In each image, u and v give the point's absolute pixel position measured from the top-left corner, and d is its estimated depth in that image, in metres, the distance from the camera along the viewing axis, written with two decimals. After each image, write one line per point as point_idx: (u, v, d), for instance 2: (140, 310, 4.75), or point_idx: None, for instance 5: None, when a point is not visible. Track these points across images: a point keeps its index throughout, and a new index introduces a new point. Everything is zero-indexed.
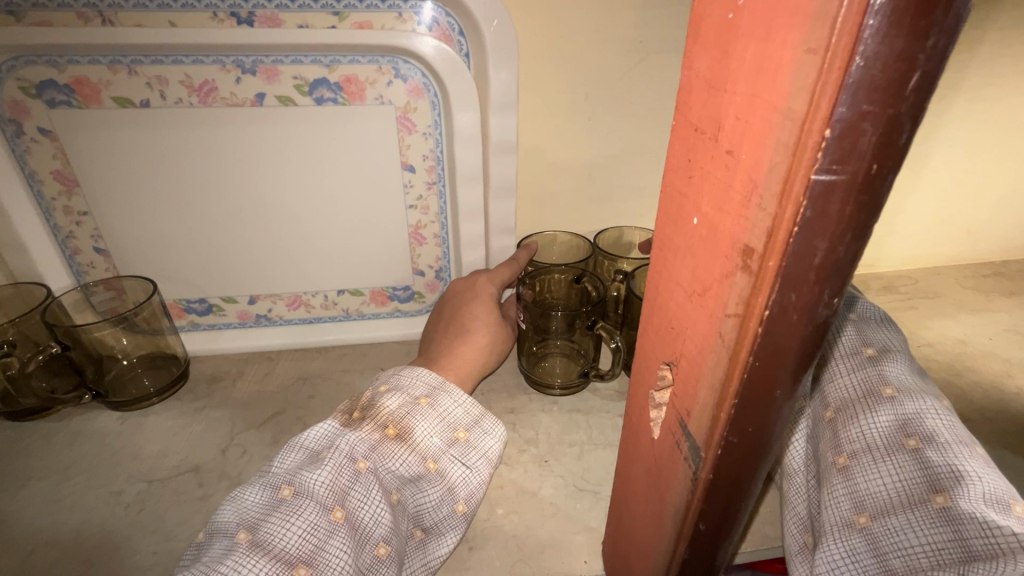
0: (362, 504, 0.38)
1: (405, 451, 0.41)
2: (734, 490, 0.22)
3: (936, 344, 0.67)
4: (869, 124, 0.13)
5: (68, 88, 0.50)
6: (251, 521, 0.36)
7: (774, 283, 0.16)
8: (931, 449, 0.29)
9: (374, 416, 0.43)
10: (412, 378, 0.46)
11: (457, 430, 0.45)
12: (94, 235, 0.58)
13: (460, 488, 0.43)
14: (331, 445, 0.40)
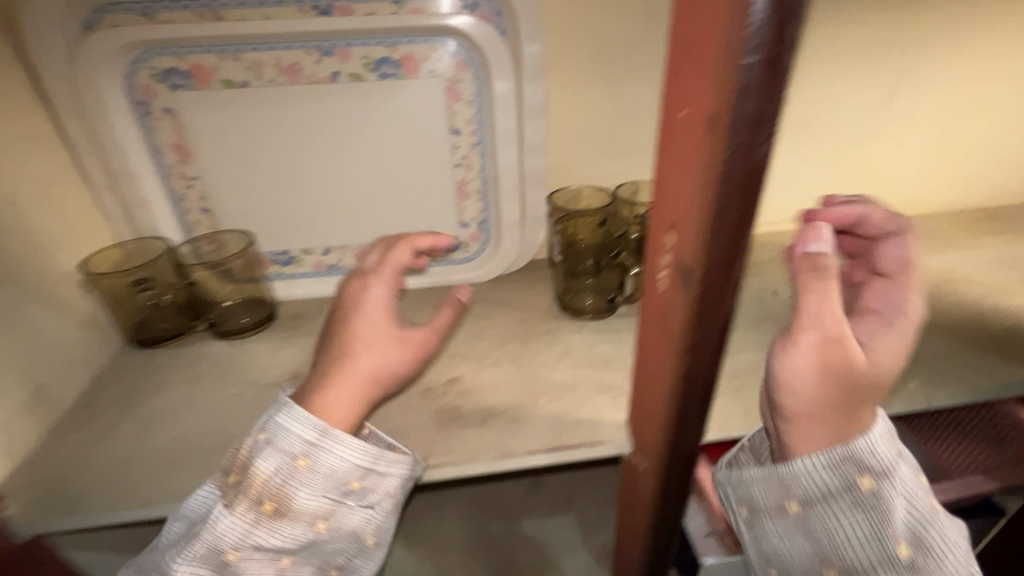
0: (250, 553, 0.46)
1: (286, 524, 0.47)
2: (716, 299, 0.33)
3: (926, 274, 0.75)
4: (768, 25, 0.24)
5: (186, 74, 0.62)
6: (155, 561, 0.48)
7: (727, 132, 0.27)
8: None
9: (249, 485, 0.46)
10: (285, 436, 0.47)
11: (349, 482, 0.48)
12: (201, 197, 0.70)
13: (357, 531, 0.50)
14: (196, 525, 0.46)
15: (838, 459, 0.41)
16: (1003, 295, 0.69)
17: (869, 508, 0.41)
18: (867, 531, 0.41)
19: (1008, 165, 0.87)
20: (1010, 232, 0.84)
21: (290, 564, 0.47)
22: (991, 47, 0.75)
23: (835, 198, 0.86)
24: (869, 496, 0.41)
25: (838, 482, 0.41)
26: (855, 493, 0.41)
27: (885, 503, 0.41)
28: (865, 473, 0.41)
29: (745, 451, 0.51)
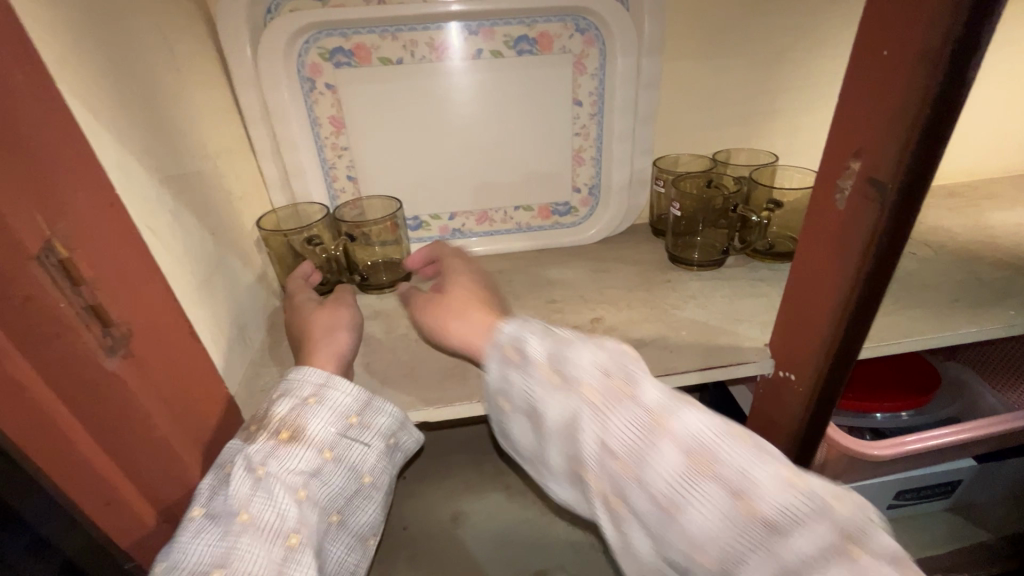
0: (280, 470, 0.47)
1: (300, 449, 0.49)
2: (905, 206, 0.41)
3: (1000, 227, 0.82)
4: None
5: (350, 53, 0.70)
6: (203, 498, 0.45)
7: (945, 61, 0.35)
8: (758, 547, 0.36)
9: (265, 423, 0.49)
10: (299, 380, 0.53)
11: (349, 416, 0.53)
12: (349, 166, 0.78)
13: (360, 464, 0.52)
14: (230, 460, 0.47)
15: (601, 374, 0.42)
16: None
17: (648, 434, 0.39)
18: (558, 424, 0.43)
19: None
20: None
21: (307, 495, 0.47)
22: None
23: None
24: (582, 407, 0.41)
25: (593, 388, 0.41)
26: (602, 412, 0.41)
27: (598, 424, 0.41)
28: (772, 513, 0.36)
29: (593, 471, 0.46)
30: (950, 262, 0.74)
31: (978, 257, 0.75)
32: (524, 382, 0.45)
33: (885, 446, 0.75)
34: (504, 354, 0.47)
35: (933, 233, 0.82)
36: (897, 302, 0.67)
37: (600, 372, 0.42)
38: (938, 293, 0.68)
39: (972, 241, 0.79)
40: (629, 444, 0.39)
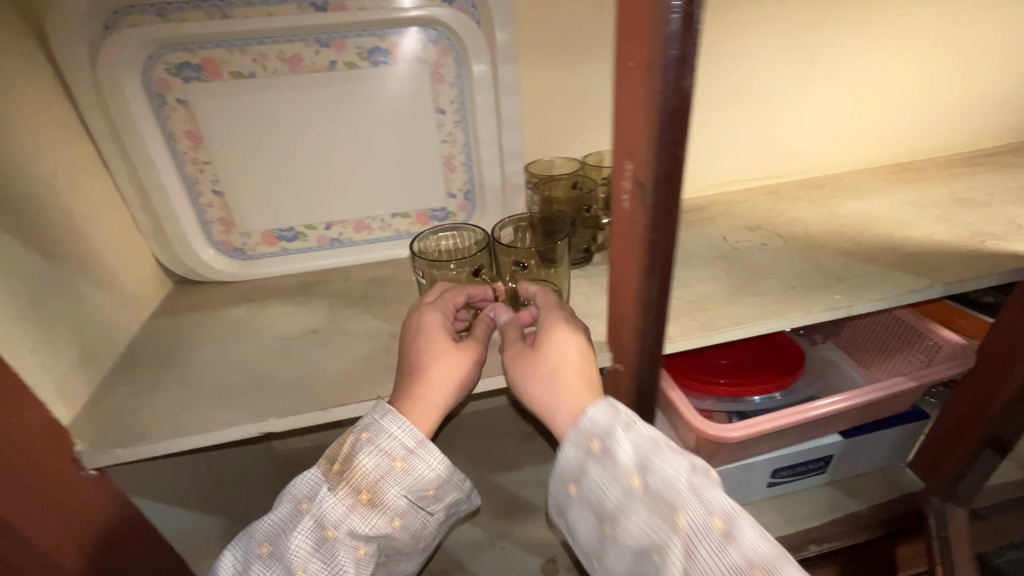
0: (348, 533, 0.54)
1: (373, 514, 0.55)
2: (666, 209, 0.43)
3: (849, 216, 0.88)
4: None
5: (198, 67, 0.70)
6: (270, 535, 0.55)
7: (664, 72, 0.37)
8: (326, 544, 0.53)
9: (351, 474, 0.55)
10: (389, 439, 0.55)
11: (427, 488, 0.58)
12: (213, 180, 0.77)
13: (418, 528, 0.60)
14: (308, 506, 0.54)
15: (660, 507, 0.51)
16: (910, 227, 0.83)
17: (726, 559, 0.48)
18: (635, 542, 0.52)
19: (913, 123, 1.02)
20: (918, 179, 0.99)
21: (366, 553, 0.55)
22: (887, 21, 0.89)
23: (774, 160, 0.99)
24: (671, 541, 0.50)
25: (659, 528, 0.50)
26: (677, 543, 0.49)
27: (689, 559, 0.49)
28: (361, 492, 0.55)
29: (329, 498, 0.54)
30: (796, 250, 0.79)
31: (823, 246, 0.80)
32: (607, 480, 0.53)
33: (743, 426, 0.78)
34: (581, 442, 0.54)
35: (789, 223, 0.87)
36: (740, 292, 0.71)
37: (660, 505, 0.51)
38: (778, 281, 0.73)
39: (821, 230, 0.84)
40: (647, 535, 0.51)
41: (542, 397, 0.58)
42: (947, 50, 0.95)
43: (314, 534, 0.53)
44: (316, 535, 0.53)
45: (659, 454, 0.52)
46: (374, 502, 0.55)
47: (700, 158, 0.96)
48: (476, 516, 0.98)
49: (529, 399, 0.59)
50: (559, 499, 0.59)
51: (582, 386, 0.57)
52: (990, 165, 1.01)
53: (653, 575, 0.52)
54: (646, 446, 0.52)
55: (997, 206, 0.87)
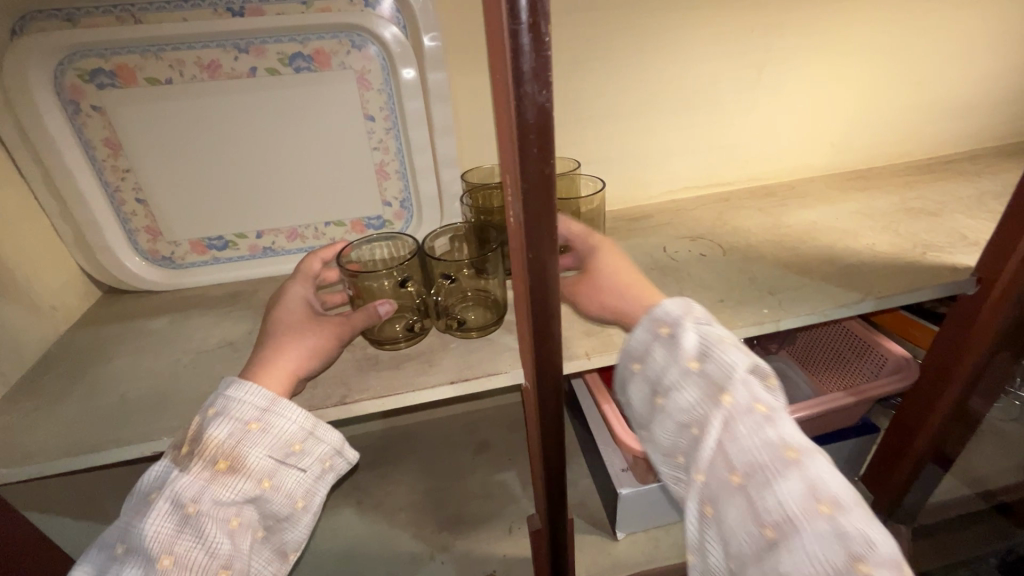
0: (214, 503, 0.48)
1: (237, 480, 0.49)
2: (541, 227, 0.41)
3: (794, 225, 0.86)
4: (527, 9, 0.32)
5: (112, 74, 0.68)
6: (121, 533, 0.47)
7: (517, 88, 0.35)
8: (178, 541, 0.46)
9: (203, 449, 0.49)
10: (241, 401, 0.51)
11: (292, 443, 0.52)
12: (135, 188, 0.75)
13: (296, 490, 0.53)
14: (157, 492, 0.47)
15: (710, 388, 0.48)
16: (853, 237, 0.81)
17: (763, 435, 0.44)
18: (682, 415, 0.49)
19: (869, 129, 0.99)
20: (872, 186, 0.97)
21: (242, 523, 0.49)
22: (837, 26, 0.87)
23: (724, 167, 0.97)
24: (712, 414, 0.46)
25: (703, 401, 0.48)
26: (717, 414, 0.46)
27: (727, 430, 0.46)
28: (198, 497, 0.47)
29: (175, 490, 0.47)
30: (733, 262, 0.77)
31: (763, 256, 0.78)
32: (667, 361, 0.51)
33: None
34: (651, 327, 0.53)
35: (732, 233, 0.85)
36: None
37: (711, 386, 0.48)
38: (709, 294, 0.71)
39: (763, 239, 0.82)
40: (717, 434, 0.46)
41: (612, 299, 0.59)
42: (902, 55, 0.92)
43: (170, 523, 0.46)
44: (175, 526, 0.46)
45: (724, 346, 0.49)
46: (225, 479, 0.49)
47: (648, 165, 0.94)
48: (418, 529, 0.97)
49: (598, 304, 0.61)
50: (622, 376, 0.56)
51: (627, 284, 0.59)
52: (947, 173, 0.99)
53: (685, 452, 0.49)
54: (711, 339, 0.50)
55: (947, 216, 0.84)
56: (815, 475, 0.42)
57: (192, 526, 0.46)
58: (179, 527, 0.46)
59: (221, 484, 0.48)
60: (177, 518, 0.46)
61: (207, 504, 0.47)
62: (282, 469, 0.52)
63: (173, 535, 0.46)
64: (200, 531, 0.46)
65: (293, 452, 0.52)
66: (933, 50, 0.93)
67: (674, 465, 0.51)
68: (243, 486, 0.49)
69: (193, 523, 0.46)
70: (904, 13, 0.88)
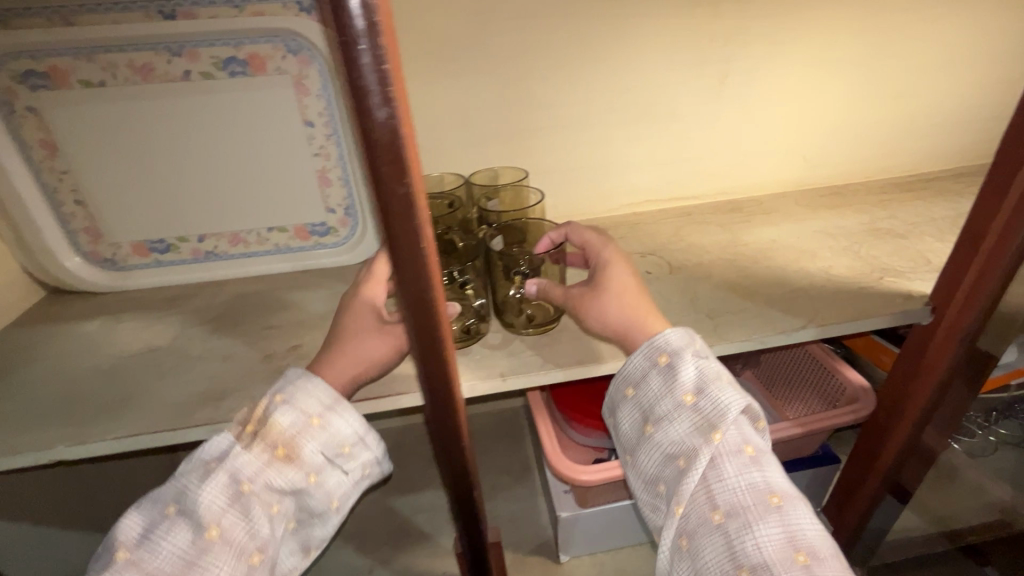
0: (264, 487, 0.51)
1: (288, 470, 0.51)
2: (405, 246, 0.39)
3: (751, 243, 0.82)
4: (363, 27, 0.30)
5: (45, 75, 0.68)
6: (177, 492, 0.51)
7: (356, 102, 0.33)
8: (229, 514, 0.49)
9: (265, 433, 0.52)
10: (306, 396, 0.53)
11: (343, 446, 0.54)
12: (74, 190, 0.75)
13: (334, 490, 0.54)
14: (218, 463, 0.50)
15: (703, 424, 0.48)
16: (810, 258, 0.77)
17: (748, 478, 0.45)
18: (670, 448, 0.49)
19: (844, 144, 0.95)
20: (844, 205, 0.92)
21: (279, 510, 0.52)
22: (806, 36, 0.83)
23: (687, 180, 0.94)
24: (701, 450, 0.46)
25: (693, 435, 0.48)
26: (707, 451, 0.46)
27: (713, 468, 0.46)
28: (252, 473, 0.50)
29: (237, 464, 0.50)
30: (678, 282, 0.74)
31: (711, 277, 0.74)
32: (661, 391, 0.50)
33: (596, 471, 0.73)
34: (649, 354, 0.51)
35: (685, 251, 0.81)
36: None
37: (704, 422, 0.47)
38: None
39: (715, 259, 0.79)
40: (704, 471, 0.46)
41: (618, 317, 0.54)
42: (878, 67, 0.88)
43: (227, 495, 0.50)
44: (232, 500, 0.50)
45: (721, 383, 0.49)
46: (277, 468, 0.51)
47: (607, 177, 0.91)
48: (362, 543, 0.95)
49: (602, 321, 0.56)
50: (611, 397, 0.55)
51: (638, 302, 0.55)
52: (925, 192, 0.94)
53: (665, 482, 0.49)
54: (709, 373, 0.49)
55: (914, 238, 0.80)
56: (803, 535, 0.42)
57: (242, 505, 0.50)
58: (232, 501, 0.50)
59: (275, 471, 0.51)
60: (232, 495, 0.50)
61: (260, 484, 0.50)
62: (328, 468, 0.53)
63: (225, 508, 0.49)
64: (247, 511, 0.50)
65: (341, 456, 0.54)
66: (911, 63, 0.88)
67: (653, 498, 0.51)
68: (291, 478, 0.51)
69: (240, 502, 0.50)
70: (878, 23, 0.83)
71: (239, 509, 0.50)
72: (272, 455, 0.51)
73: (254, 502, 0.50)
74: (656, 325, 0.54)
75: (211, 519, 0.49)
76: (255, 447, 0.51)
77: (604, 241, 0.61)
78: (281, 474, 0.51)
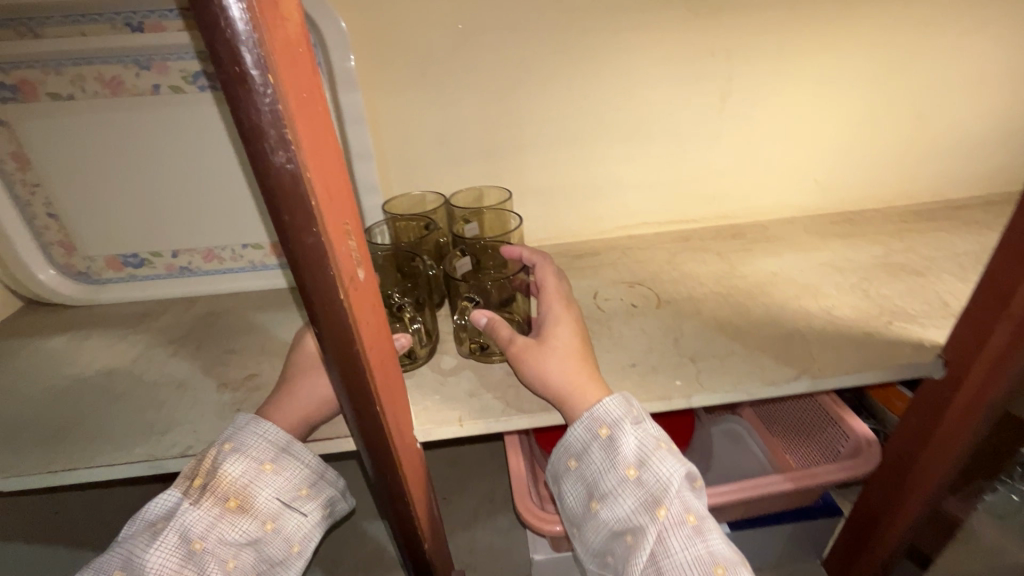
0: (219, 543, 0.45)
1: (244, 521, 0.46)
2: (320, 297, 0.35)
3: (749, 276, 0.76)
4: (253, 61, 0.26)
5: (13, 87, 0.67)
6: (123, 558, 0.45)
7: (248, 144, 0.29)
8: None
9: (215, 484, 0.46)
10: (256, 439, 0.49)
11: (299, 487, 0.50)
12: (47, 203, 0.74)
13: (294, 535, 0.50)
14: (166, 522, 0.45)
15: (647, 499, 0.48)
16: (812, 296, 0.70)
17: (694, 551, 0.46)
18: (616, 523, 0.50)
19: (860, 168, 0.88)
20: (857, 234, 0.85)
21: (238, 567, 0.46)
22: (819, 52, 0.76)
23: (686, 203, 0.88)
24: (646, 527, 0.48)
25: (638, 511, 0.49)
26: (652, 527, 0.47)
27: (658, 543, 0.47)
28: (204, 530, 0.45)
29: (186, 521, 0.45)
30: (663, 318, 0.68)
31: (700, 314, 0.69)
32: (604, 465, 0.51)
33: None
34: (590, 427, 0.51)
35: (675, 282, 0.76)
36: None
37: (648, 497, 0.48)
38: (622, 355, 0.63)
39: (708, 292, 0.73)
40: (650, 547, 0.47)
41: (561, 380, 0.53)
42: (899, 86, 0.80)
43: (177, 556, 0.44)
44: (184, 561, 0.44)
45: (660, 455, 0.50)
46: (231, 522, 0.46)
47: (598, 198, 0.86)
48: (334, 568, 0.93)
49: (543, 383, 0.54)
50: (557, 467, 0.56)
51: (582, 369, 0.54)
52: (949, 222, 0.86)
53: (620, 558, 0.50)
54: (648, 444, 0.50)
55: (931, 276, 0.73)
56: None
57: (194, 566, 0.44)
58: (183, 562, 0.44)
59: (229, 524, 0.46)
60: (183, 556, 0.44)
61: (213, 541, 0.45)
62: (285, 512, 0.49)
63: (177, 570, 0.44)
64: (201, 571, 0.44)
65: (298, 498, 0.50)
66: (937, 81, 0.80)
67: (604, 568, 0.53)
68: (248, 528, 0.47)
69: (193, 563, 0.44)
70: (900, 39, 0.76)
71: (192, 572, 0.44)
72: (225, 507, 0.46)
73: (209, 561, 0.45)
74: (594, 392, 0.53)
75: None
76: (204, 500, 0.46)
77: (560, 296, 0.61)
78: (233, 528, 0.46)
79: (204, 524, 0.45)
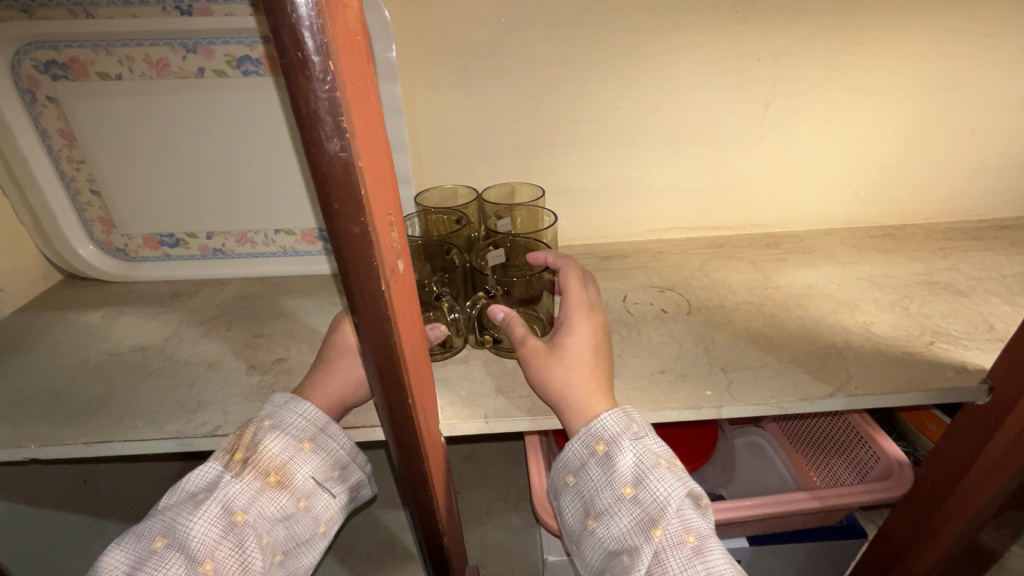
0: (259, 517, 0.45)
1: (282, 497, 0.47)
2: (361, 285, 0.35)
3: (783, 286, 0.74)
4: (315, 47, 0.26)
5: (65, 66, 0.68)
6: (162, 527, 0.45)
7: (302, 130, 0.28)
8: (222, 549, 0.43)
9: (256, 459, 0.46)
10: (297, 417, 0.49)
11: (333, 467, 0.51)
12: (90, 179, 0.76)
13: (322, 515, 0.50)
14: (208, 494, 0.45)
15: (644, 519, 0.48)
16: (849, 311, 0.69)
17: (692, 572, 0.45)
18: (613, 542, 0.49)
19: (903, 182, 0.85)
20: (897, 250, 0.83)
21: (272, 541, 0.46)
22: (870, 61, 0.74)
23: (720, 210, 0.87)
24: (642, 547, 0.47)
25: (635, 531, 0.48)
26: (647, 547, 0.47)
27: (656, 563, 0.46)
28: (247, 502, 0.45)
29: (229, 492, 0.45)
30: (694, 325, 0.67)
31: (731, 323, 0.67)
32: (601, 482, 0.50)
33: None
34: (588, 443, 0.51)
35: (707, 289, 0.75)
36: None
37: (644, 517, 0.48)
38: (650, 362, 0.62)
39: (740, 302, 0.71)
40: (646, 568, 0.46)
41: (563, 384, 0.53)
42: (951, 101, 0.78)
43: (219, 527, 0.44)
44: (225, 531, 0.44)
45: (659, 473, 0.49)
46: (270, 496, 0.46)
47: (631, 200, 0.85)
48: (347, 553, 0.94)
49: (542, 386, 0.54)
50: (557, 482, 0.56)
51: (586, 377, 0.53)
52: (995, 241, 0.83)
53: None
54: (647, 461, 0.50)
55: (975, 296, 0.70)
56: None
57: (234, 537, 0.44)
58: (224, 533, 0.44)
59: (268, 498, 0.46)
60: (226, 527, 0.44)
61: (253, 514, 0.45)
62: (317, 491, 0.50)
63: (217, 541, 0.44)
64: (240, 543, 0.44)
65: (330, 477, 0.51)
66: (993, 95, 0.77)
67: None
68: (286, 504, 0.47)
69: (234, 534, 0.44)
70: (958, 49, 0.73)
71: (232, 543, 0.44)
72: (266, 481, 0.46)
73: (249, 533, 0.44)
74: (592, 400, 0.52)
75: (198, 557, 0.43)
76: (246, 473, 0.46)
77: (583, 302, 0.59)
78: (272, 503, 0.46)
79: (246, 496, 0.45)
